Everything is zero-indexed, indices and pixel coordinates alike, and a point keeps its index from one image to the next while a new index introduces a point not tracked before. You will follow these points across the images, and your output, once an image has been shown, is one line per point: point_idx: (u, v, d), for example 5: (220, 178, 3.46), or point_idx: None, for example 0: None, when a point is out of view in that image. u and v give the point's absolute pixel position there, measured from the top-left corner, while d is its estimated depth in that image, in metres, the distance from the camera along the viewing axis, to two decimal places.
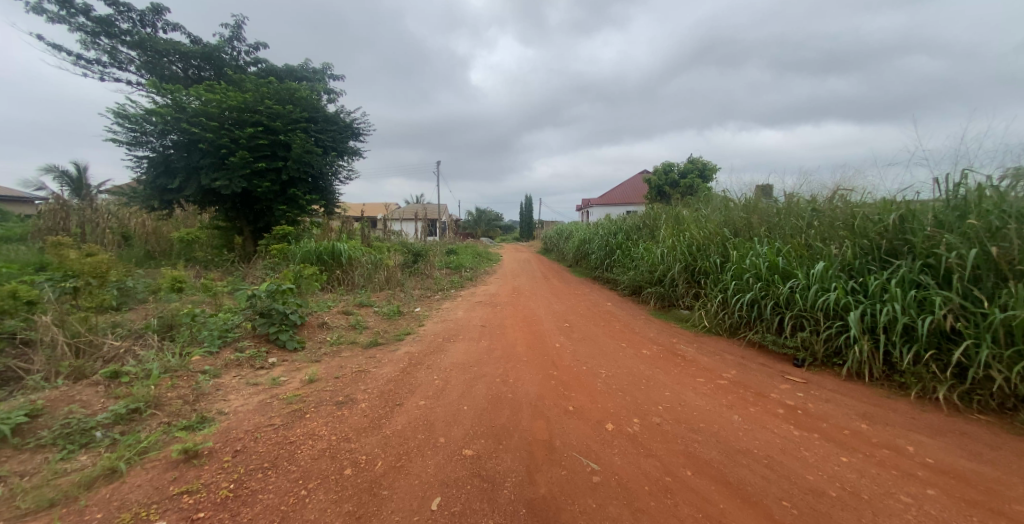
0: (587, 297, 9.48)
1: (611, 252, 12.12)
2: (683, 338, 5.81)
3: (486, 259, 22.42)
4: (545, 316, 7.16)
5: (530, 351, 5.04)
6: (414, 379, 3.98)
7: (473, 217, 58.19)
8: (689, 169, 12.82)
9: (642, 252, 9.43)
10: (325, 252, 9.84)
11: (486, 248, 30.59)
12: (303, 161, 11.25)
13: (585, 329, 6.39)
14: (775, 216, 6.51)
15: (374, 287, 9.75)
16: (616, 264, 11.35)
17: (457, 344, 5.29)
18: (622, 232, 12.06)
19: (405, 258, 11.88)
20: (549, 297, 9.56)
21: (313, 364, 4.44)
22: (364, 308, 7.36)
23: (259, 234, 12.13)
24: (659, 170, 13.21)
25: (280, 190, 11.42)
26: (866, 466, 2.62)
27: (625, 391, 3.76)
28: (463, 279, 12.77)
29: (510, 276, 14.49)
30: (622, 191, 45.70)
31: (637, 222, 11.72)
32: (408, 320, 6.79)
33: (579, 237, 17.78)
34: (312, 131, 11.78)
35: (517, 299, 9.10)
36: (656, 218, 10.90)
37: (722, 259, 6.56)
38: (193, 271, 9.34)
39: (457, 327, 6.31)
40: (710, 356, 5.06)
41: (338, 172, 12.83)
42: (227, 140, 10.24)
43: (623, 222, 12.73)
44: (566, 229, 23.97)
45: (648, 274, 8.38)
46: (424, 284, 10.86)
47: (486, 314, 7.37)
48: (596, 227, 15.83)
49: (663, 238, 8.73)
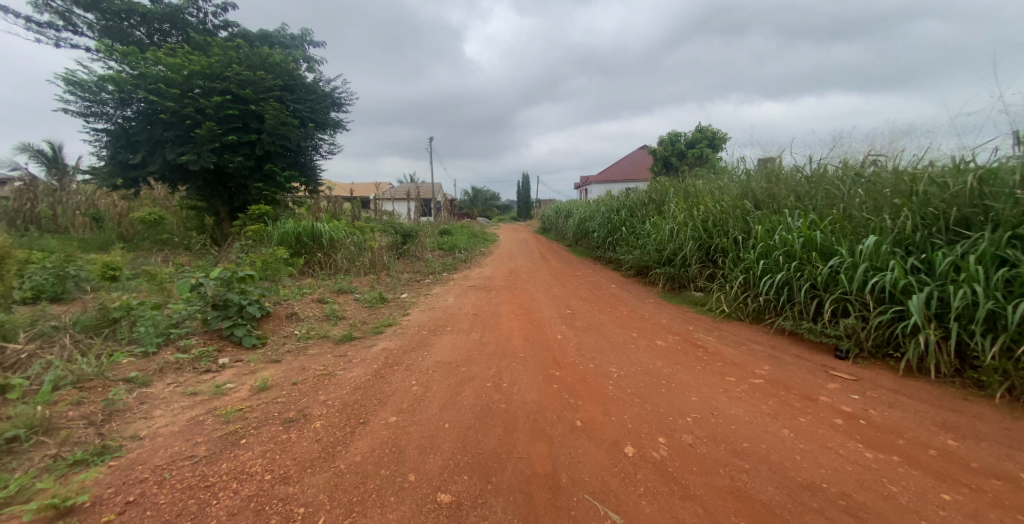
0: (589, 279, 8.77)
1: (614, 229, 11.39)
2: (702, 326, 5.13)
3: (483, 239, 21.73)
4: (544, 302, 6.46)
5: (528, 344, 4.36)
6: (387, 384, 3.29)
7: (468, 196, 57.06)
8: (700, 138, 11.97)
9: (649, 229, 8.69)
10: (304, 233, 9.08)
11: (482, 228, 29.81)
12: (279, 132, 10.62)
13: (590, 315, 5.69)
14: (804, 185, 5.79)
15: (358, 270, 9.04)
16: (620, 242, 10.63)
17: (444, 337, 4.59)
18: (627, 207, 11.29)
19: (392, 238, 11.13)
20: (548, 279, 8.87)
21: (270, 366, 3.75)
22: (343, 295, 6.65)
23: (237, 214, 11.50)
24: (666, 139, 12.33)
25: (257, 166, 10.82)
26: (979, 508, 1.94)
27: (643, 398, 3.09)
28: (456, 261, 12.07)
29: (506, 257, 13.78)
30: (621, 168, 44.66)
31: (643, 197, 10.95)
32: (391, 309, 6.07)
33: (578, 214, 16.99)
34: (289, 101, 11.05)
35: (513, 283, 8.40)
36: (663, 191, 10.14)
37: (744, 235, 5.84)
38: (160, 256, 8.62)
39: (445, 315, 5.62)
40: (736, 347, 4.38)
41: (319, 146, 12.10)
42: (192, 110, 9.58)
43: (626, 197, 11.95)
44: (564, 207, 23.12)
45: (655, 253, 7.68)
46: (413, 267, 10.13)
47: (478, 300, 6.67)
48: (596, 204, 15.06)
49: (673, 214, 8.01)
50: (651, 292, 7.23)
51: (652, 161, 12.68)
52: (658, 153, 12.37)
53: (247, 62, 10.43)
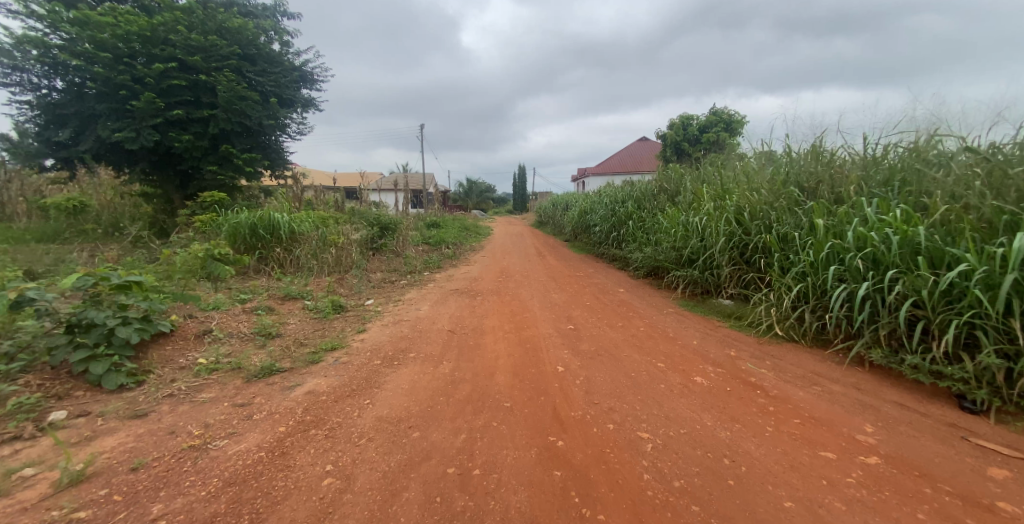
0: (592, 282, 7.53)
1: (619, 224, 10.14)
2: (746, 351, 3.89)
3: (475, 233, 20.45)
4: (540, 313, 5.21)
5: (517, 383, 3.11)
6: (283, 472, 2.03)
7: (463, 188, 55.55)
8: (717, 121, 10.67)
9: (664, 223, 7.44)
10: (261, 224, 7.90)
11: (476, 221, 28.51)
12: (234, 108, 9.55)
13: (598, 333, 4.45)
14: (869, 168, 4.58)
15: (322, 269, 7.77)
16: (627, 238, 9.39)
17: (402, 371, 3.35)
18: (635, 199, 10.05)
19: (369, 231, 9.88)
20: (544, 282, 7.62)
21: (124, 425, 2.55)
22: (290, 303, 5.39)
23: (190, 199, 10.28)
24: (678, 122, 11.04)
25: (211, 146, 9.80)
26: None
27: (703, 505, 1.85)
28: (441, 257, 10.86)
29: (498, 254, 12.51)
30: (621, 160, 43.38)
31: (652, 187, 9.70)
32: (347, 323, 4.81)
33: (578, 208, 15.73)
34: (247, 72, 10.01)
35: (503, 286, 7.15)
36: (678, 181, 8.89)
37: (794, 231, 4.61)
38: (86, 250, 7.34)
39: (411, 332, 4.36)
40: (805, 387, 3.14)
41: (284, 125, 10.97)
42: (129, 79, 8.44)
43: (633, 188, 10.69)
44: (561, 200, 21.81)
45: (673, 253, 6.44)
46: (390, 265, 8.86)
47: (458, 309, 5.42)
48: (598, 195, 13.80)
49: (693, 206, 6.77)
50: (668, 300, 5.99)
51: (661, 147, 11.41)
52: (668, 138, 11.09)
53: (197, 26, 9.32)
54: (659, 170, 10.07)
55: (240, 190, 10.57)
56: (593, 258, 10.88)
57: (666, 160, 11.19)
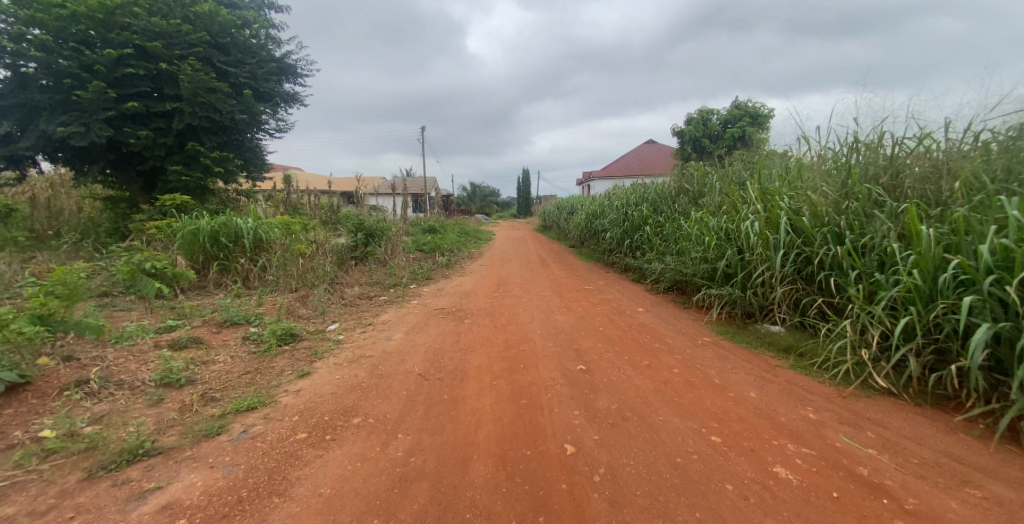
0: (604, 299, 6.42)
1: (633, 230, 9.02)
2: (830, 413, 2.76)
3: (476, 239, 19.38)
4: (541, 345, 4.12)
5: (502, 484, 2.01)
6: None
7: (466, 192, 54.67)
8: (742, 115, 9.53)
9: (689, 229, 6.32)
10: (223, 231, 7.12)
11: (478, 226, 27.49)
12: (201, 102, 8.61)
13: (619, 379, 3.34)
14: (983, 161, 3.44)
15: (291, 283, 6.57)
16: (642, 247, 8.26)
17: (333, 454, 2.26)
18: (652, 201, 8.92)
19: (351, 237, 8.85)
20: (548, 297, 6.52)
21: None
22: (229, 331, 4.34)
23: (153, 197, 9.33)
24: (697, 115, 9.94)
25: (177, 144, 8.92)
26: None
27: None
28: (432, 267, 9.85)
29: (498, 262, 11.46)
30: (628, 164, 42.24)
31: (671, 188, 8.64)
32: (290, 361, 3.74)
33: (585, 211, 14.64)
34: (217, 61, 9.07)
35: (499, 303, 6.05)
36: (702, 181, 7.77)
37: (874, 242, 3.49)
38: (18, 255, 6.37)
39: (368, 378, 3.26)
40: (951, 491, 2.01)
41: (261, 122, 10.00)
42: (78, 68, 7.62)
43: (647, 189, 9.58)
44: (567, 203, 20.68)
45: (705, 266, 5.31)
46: (372, 277, 7.80)
47: (439, 338, 4.34)
48: (607, 198, 12.71)
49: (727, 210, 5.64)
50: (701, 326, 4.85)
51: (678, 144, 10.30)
52: (687, 135, 10.02)
53: (160, 10, 8.40)
54: (673, 171, 9.13)
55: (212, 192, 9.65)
56: (601, 267, 9.76)
57: (684, 159, 10.14)
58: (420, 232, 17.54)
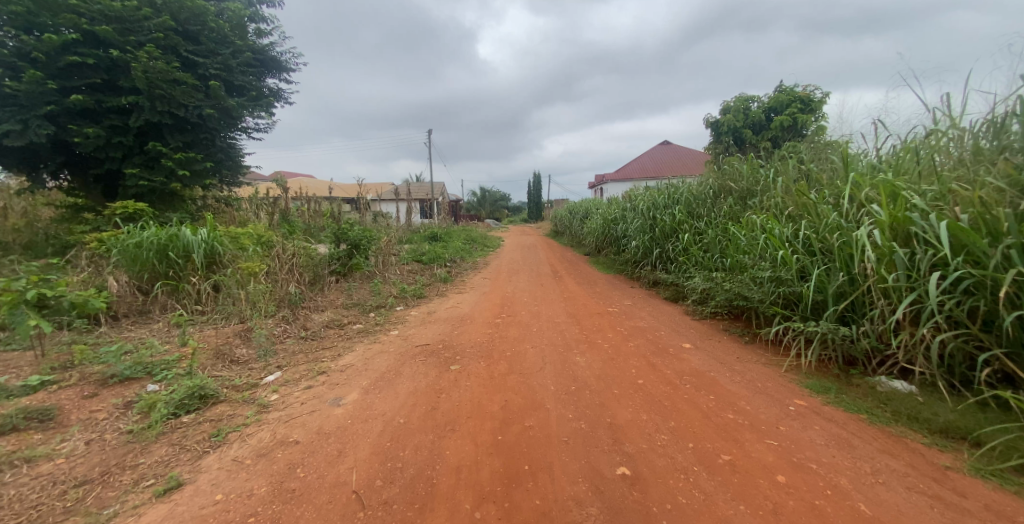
0: (636, 329, 5.05)
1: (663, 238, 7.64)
2: None
3: (482, 246, 18.12)
4: (558, 417, 2.79)
5: None
6: None
7: (477, 197, 53.56)
8: (790, 101, 8.01)
9: (747, 240, 4.93)
10: (171, 245, 5.90)
11: (485, 232, 26.30)
12: (160, 94, 7.33)
13: (693, 502, 1.99)
14: None
15: (246, 306, 5.22)
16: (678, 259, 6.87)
17: None
18: (689, 204, 7.51)
19: (331, 249, 7.63)
20: (564, 325, 5.17)
21: None
22: (113, 392, 3.07)
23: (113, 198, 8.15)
24: (735, 102, 8.50)
25: (138, 144, 7.70)
26: None
27: None
28: (427, 283, 8.55)
29: (504, 274, 10.15)
30: (642, 166, 40.73)
31: (709, 188, 7.24)
32: (173, 451, 2.45)
33: (602, 215, 13.23)
34: (184, 50, 7.74)
35: (502, 335, 4.73)
36: (751, 180, 6.34)
37: None
38: None
39: (271, 504, 1.96)
40: None
41: (235, 120, 8.64)
42: (12, 55, 6.52)
43: (679, 190, 8.17)
44: (580, 207, 19.29)
45: (783, 293, 3.96)
46: (351, 297, 6.53)
47: (410, 402, 3.03)
48: (628, 199, 11.31)
49: (807, 216, 4.23)
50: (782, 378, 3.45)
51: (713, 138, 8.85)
52: (722, 125, 8.62)
53: None
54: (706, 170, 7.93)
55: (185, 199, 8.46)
56: (624, 281, 8.36)
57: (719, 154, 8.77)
58: (422, 240, 16.33)
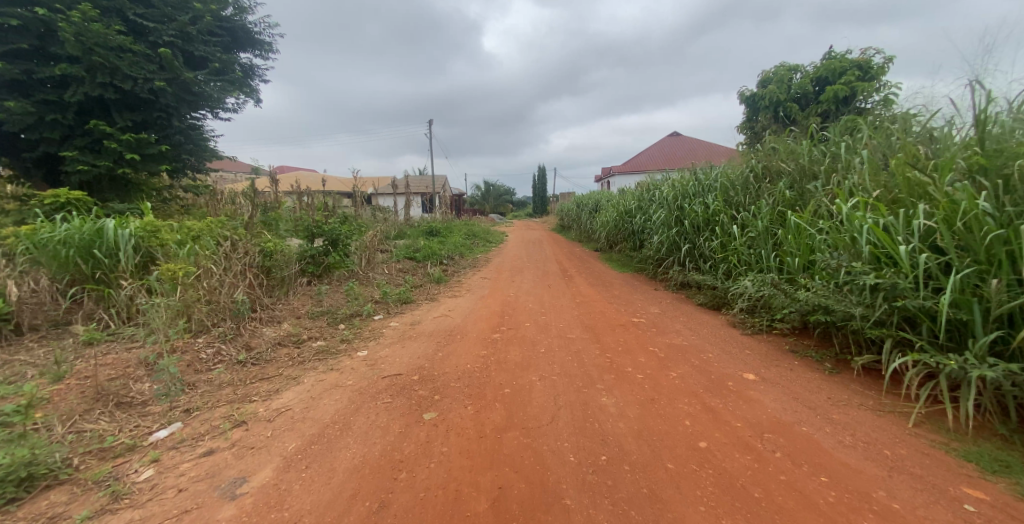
0: (674, 350, 3.92)
1: (695, 234, 6.51)
2: None
3: (484, 241, 17.03)
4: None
5: None
6: None
7: (480, 191, 52.40)
8: (842, 70, 6.99)
9: (827, 238, 3.79)
10: (98, 241, 4.70)
11: (488, 226, 25.20)
12: (101, 63, 6.19)
13: None
14: None
15: (165, 324, 3.81)
16: (720, 261, 5.74)
17: None
18: (727, 191, 6.33)
19: (304, 246, 6.55)
20: (581, 343, 4.05)
21: None
22: None
23: (56, 183, 7.11)
24: (776, 73, 7.49)
25: (80, 122, 6.63)
26: None
27: None
28: (418, 285, 7.46)
29: (506, 273, 9.05)
30: (651, 158, 39.44)
31: (750, 174, 6.07)
32: None
33: (615, 209, 12.05)
34: (132, 13, 6.58)
35: (500, 359, 3.62)
36: (806, 162, 5.18)
37: None
38: None
39: None
40: None
41: (198, 98, 7.49)
42: None
43: (711, 176, 7.00)
44: (589, 199, 18.11)
45: (898, 314, 2.87)
46: (321, 304, 5.45)
47: (353, 487, 1.94)
48: (645, 190, 10.14)
49: (932, 207, 3.06)
50: (914, 442, 2.32)
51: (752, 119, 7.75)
52: (761, 100, 7.58)
53: None
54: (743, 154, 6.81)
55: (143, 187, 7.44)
56: (645, 282, 7.23)
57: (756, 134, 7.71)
58: (418, 236, 15.25)
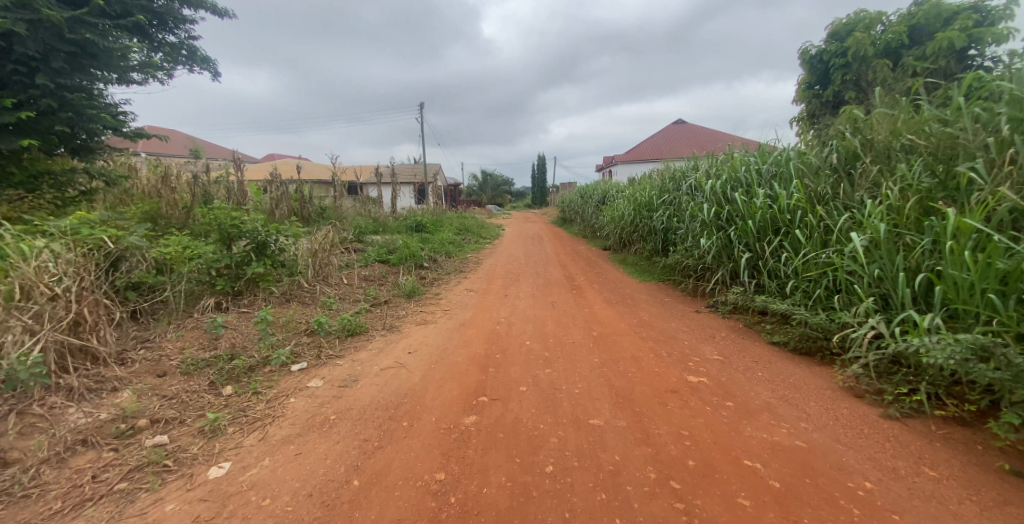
0: (785, 462, 2.17)
1: (761, 239, 4.74)
2: None
3: (477, 237, 15.24)
4: None
5: None
6: None
7: (478, 181, 50.46)
8: (953, 14, 5.17)
9: None
10: None
11: (485, 219, 23.34)
12: None
13: None
14: None
15: None
16: (807, 280, 3.95)
17: None
18: (809, 181, 4.56)
19: (219, 253, 4.75)
20: (617, 446, 2.30)
21: None
22: None
23: None
24: (855, 19, 5.68)
25: None
26: None
27: None
28: (378, 305, 5.68)
29: (500, 282, 7.30)
30: (656, 146, 37.47)
31: (847, 155, 4.26)
32: None
33: (630, 202, 10.21)
34: None
35: (469, 502, 1.87)
36: (953, 127, 3.37)
37: None
38: None
39: None
40: None
41: (84, 51, 5.53)
42: None
43: (778, 162, 5.21)
44: (595, 189, 16.27)
45: None
46: (214, 346, 3.66)
47: None
48: (671, 180, 8.32)
49: None
50: None
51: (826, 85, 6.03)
52: (831, 59, 5.82)
53: None
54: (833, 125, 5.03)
55: (16, 164, 5.60)
56: (678, 302, 5.47)
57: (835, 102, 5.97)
58: (402, 231, 13.38)
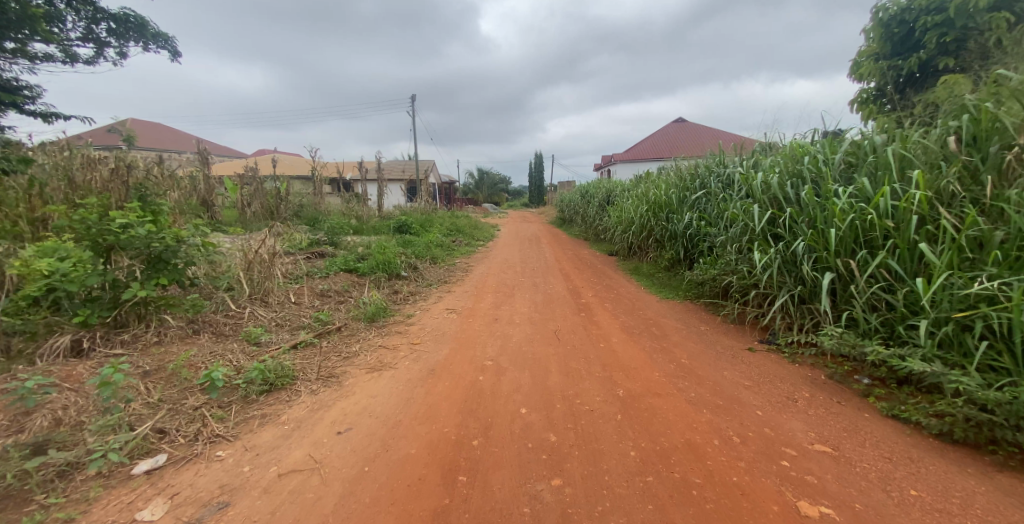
0: None
1: (851, 255, 3.44)
2: None
3: (468, 239, 13.90)
4: None
5: None
6: None
7: (473, 179, 49.14)
8: None
9: None
10: None
11: (477, 219, 22.03)
12: None
13: None
14: None
15: None
16: (950, 323, 2.67)
17: None
18: (925, 175, 3.27)
19: (88, 261, 3.35)
20: None
21: None
22: None
23: None
24: None
25: None
26: None
27: None
28: (325, 336, 4.34)
29: (489, 299, 5.97)
30: (656, 145, 36.35)
31: (989, 136, 2.96)
32: None
33: (641, 203, 8.91)
34: None
35: None
36: None
37: None
38: None
39: None
40: None
41: None
42: None
43: (863, 149, 3.91)
44: (597, 188, 14.99)
45: None
46: (16, 428, 2.27)
47: None
48: (697, 179, 7.03)
49: None
50: None
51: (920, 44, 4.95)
52: (921, 17, 4.83)
53: None
54: (948, 97, 3.82)
55: None
56: (719, 338, 4.17)
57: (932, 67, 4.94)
58: (383, 232, 12.02)
